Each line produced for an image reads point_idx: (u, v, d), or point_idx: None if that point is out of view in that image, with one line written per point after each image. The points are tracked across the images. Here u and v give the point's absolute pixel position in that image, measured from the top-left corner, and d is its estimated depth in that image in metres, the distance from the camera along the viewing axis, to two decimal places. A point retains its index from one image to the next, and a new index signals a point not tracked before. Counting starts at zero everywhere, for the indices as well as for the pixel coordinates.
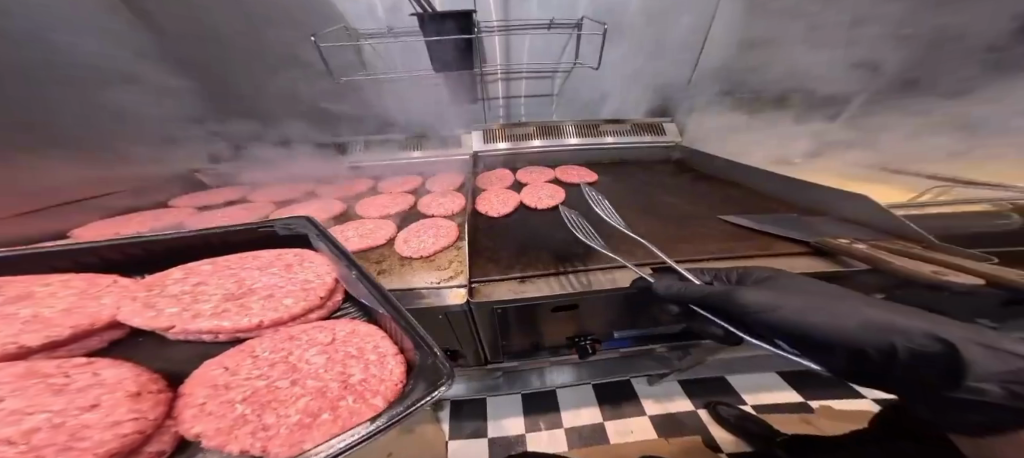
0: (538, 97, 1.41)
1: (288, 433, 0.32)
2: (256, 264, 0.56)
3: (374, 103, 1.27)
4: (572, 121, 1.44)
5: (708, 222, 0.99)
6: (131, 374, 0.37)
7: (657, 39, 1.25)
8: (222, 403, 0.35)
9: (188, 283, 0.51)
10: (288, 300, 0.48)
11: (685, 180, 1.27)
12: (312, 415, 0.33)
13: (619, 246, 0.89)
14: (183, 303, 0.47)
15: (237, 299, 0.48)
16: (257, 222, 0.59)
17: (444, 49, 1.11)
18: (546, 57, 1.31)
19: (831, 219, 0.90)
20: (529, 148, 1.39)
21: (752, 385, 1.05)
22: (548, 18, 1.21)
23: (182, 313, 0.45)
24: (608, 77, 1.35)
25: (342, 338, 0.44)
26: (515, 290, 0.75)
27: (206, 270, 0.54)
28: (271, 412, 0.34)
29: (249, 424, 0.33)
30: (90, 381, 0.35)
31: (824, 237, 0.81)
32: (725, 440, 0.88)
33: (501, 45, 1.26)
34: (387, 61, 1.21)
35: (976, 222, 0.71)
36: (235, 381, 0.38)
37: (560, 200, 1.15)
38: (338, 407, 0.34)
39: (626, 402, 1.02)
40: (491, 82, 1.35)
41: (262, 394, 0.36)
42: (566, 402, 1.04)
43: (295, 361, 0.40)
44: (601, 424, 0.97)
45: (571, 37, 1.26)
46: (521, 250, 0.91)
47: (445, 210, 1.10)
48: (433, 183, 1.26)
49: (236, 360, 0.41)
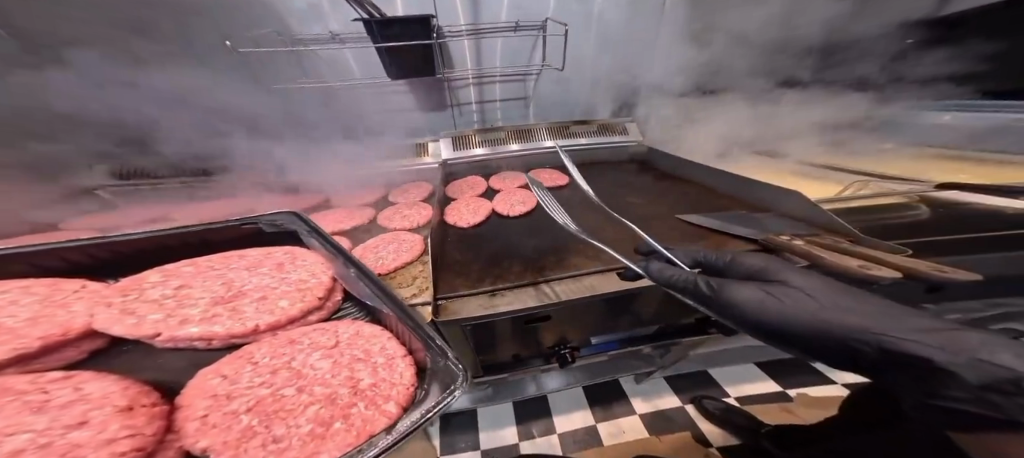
0: (510, 102, 1.44)
1: (301, 445, 0.30)
2: (244, 264, 0.53)
3: (330, 107, 1.25)
4: (545, 123, 1.45)
5: (667, 221, 1.04)
6: (121, 387, 0.34)
7: (614, 43, 1.35)
8: (225, 414, 0.32)
9: (168, 287, 0.47)
10: (286, 302, 0.46)
11: (650, 179, 1.31)
12: (324, 424, 0.31)
13: (581, 251, 0.94)
14: (168, 309, 0.43)
15: (228, 303, 0.45)
16: (241, 218, 0.56)
17: (405, 55, 1.12)
18: (517, 59, 1.33)
19: (775, 215, 0.99)
20: (505, 152, 1.40)
21: (729, 377, 1.05)
22: (514, 21, 1.25)
23: (167, 319, 0.42)
24: (571, 79, 1.40)
25: (346, 341, 0.42)
26: (487, 306, 0.74)
27: (188, 272, 0.50)
28: (280, 423, 0.32)
29: (257, 437, 0.30)
30: (75, 396, 0.32)
31: (770, 234, 0.85)
32: (713, 433, 0.88)
33: (473, 49, 1.28)
34: (344, 70, 1.23)
35: (890, 217, 0.87)
36: (236, 391, 0.35)
37: (532, 208, 1.17)
38: (350, 415, 0.32)
39: (615, 402, 1.02)
40: (462, 87, 1.36)
41: (268, 404, 0.34)
42: (557, 407, 1.04)
43: (299, 367, 0.38)
44: (594, 426, 0.97)
45: (537, 38, 1.30)
46: (493, 262, 0.94)
47: (409, 222, 1.08)
48: (398, 195, 1.25)
49: (234, 367, 0.38)
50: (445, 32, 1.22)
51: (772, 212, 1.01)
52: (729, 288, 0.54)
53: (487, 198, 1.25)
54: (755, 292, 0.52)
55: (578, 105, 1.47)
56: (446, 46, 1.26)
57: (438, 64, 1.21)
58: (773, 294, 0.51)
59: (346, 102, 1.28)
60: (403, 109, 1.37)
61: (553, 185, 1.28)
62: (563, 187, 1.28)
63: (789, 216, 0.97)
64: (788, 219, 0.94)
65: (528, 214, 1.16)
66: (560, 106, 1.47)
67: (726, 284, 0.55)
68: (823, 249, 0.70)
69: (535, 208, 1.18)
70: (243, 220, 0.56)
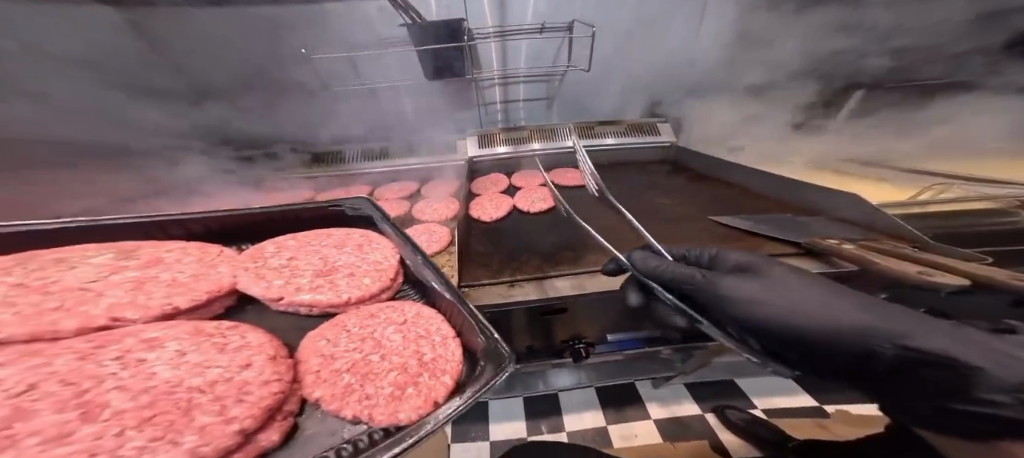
0: (534, 102, 1.44)
1: (385, 403, 0.34)
2: (332, 242, 0.57)
3: (368, 110, 1.35)
4: (568, 124, 1.48)
5: (699, 223, 1.04)
6: (268, 338, 0.41)
7: (648, 43, 1.31)
8: (331, 371, 0.39)
9: (284, 257, 0.53)
10: (369, 279, 0.50)
11: (681, 181, 1.28)
12: (400, 388, 0.36)
13: (591, 242, 0.99)
14: (286, 276, 0.50)
15: (327, 276, 0.50)
16: (327, 200, 0.59)
17: (440, 57, 1.18)
18: (542, 61, 1.34)
19: (825, 219, 0.94)
20: (528, 150, 1.43)
21: (758, 388, 1.05)
22: (540, 23, 1.26)
23: (287, 285, 0.48)
24: (599, 80, 1.39)
25: (412, 319, 0.46)
26: (505, 294, 0.79)
27: (293, 245, 0.56)
28: (370, 383, 0.37)
29: (355, 393, 0.36)
30: (241, 341, 0.40)
31: (814, 237, 0.83)
32: (731, 442, 0.82)
33: (499, 51, 1.31)
34: (384, 71, 1.28)
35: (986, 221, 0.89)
36: (337, 353, 0.41)
37: (552, 205, 1.19)
38: (419, 382, 0.36)
39: (628, 407, 1.03)
40: (487, 87, 1.39)
41: (360, 366, 0.39)
42: (569, 405, 1.06)
43: (379, 338, 0.43)
44: (605, 428, 0.98)
45: (564, 40, 1.30)
46: (511, 256, 0.97)
47: (439, 216, 1.15)
48: (428, 189, 1.30)
49: (333, 332, 0.44)
50: (475, 35, 1.26)
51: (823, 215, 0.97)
52: (724, 280, 0.53)
53: (508, 195, 1.28)
54: (756, 285, 0.50)
55: (606, 104, 1.45)
56: (474, 49, 1.29)
57: (469, 66, 1.25)
58: (771, 293, 0.48)
59: (387, 102, 1.35)
60: (430, 108, 1.39)
61: (575, 185, 1.30)
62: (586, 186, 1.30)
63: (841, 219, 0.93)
64: (837, 226, 0.88)
65: (548, 211, 1.18)
66: (583, 108, 1.46)
67: (721, 278, 0.53)
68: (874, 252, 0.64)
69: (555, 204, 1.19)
70: (329, 202, 0.59)
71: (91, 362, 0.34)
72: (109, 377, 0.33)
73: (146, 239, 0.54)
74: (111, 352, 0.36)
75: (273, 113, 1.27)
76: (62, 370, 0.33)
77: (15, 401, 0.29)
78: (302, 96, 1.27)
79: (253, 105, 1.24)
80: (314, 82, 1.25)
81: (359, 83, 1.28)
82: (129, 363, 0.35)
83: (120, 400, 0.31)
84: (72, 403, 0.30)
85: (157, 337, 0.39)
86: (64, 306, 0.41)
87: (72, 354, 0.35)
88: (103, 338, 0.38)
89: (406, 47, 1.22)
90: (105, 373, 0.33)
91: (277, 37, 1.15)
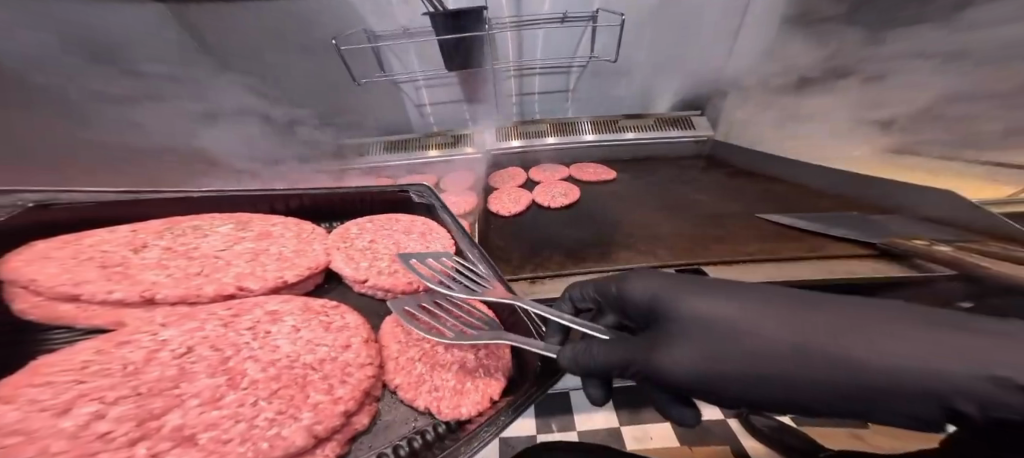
0: (552, 94, 1.40)
1: (450, 396, 0.43)
2: (400, 227, 0.70)
3: (388, 102, 1.36)
4: (589, 117, 1.45)
5: (729, 223, 1.03)
6: (362, 321, 0.53)
7: (680, 31, 1.24)
8: (406, 360, 0.48)
9: (366, 239, 0.66)
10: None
11: (717, 176, 1.26)
12: (462, 382, 0.44)
13: (624, 235, 1.01)
14: (369, 258, 0.62)
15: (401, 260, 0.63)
16: (398, 186, 0.72)
17: (461, 49, 1.16)
18: (562, 52, 1.30)
19: (911, 218, 0.99)
20: (542, 145, 1.40)
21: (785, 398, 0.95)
22: (561, 12, 1.20)
23: (370, 268, 0.61)
24: (626, 71, 1.33)
25: None
26: (527, 290, 0.82)
27: (371, 227, 0.69)
28: (437, 374, 0.46)
29: (425, 383, 0.45)
30: (342, 322, 0.52)
31: (895, 237, 0.86)
32: (757, 449, 0.78)
33: (515, 41, 1.26)
34: (405, 64, 1.28)
35: None
36: (411, 341, 0.51)
37: (574, 201, 1.16)
38: (476, 377, 0.45)
39: (644, 408, 0.91)
40: (504, 79, 1.36)
41: (429, 356, 0.49)
42: (579, 403, 0.95)
43: None
44: (618, 429, 0.87)
45: (586, 29, 1.25)
46: (533, 252, 0.97)
47: (457, 209, 1.13)
48: (446, 183, 1.29)
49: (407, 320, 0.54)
50: (492, 24, 1.21)
51: (903, 214, 1.02)
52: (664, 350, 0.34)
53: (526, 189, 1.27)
54: (710, 346, 0.31)
55: (636, 94, 1.38)
56: (491, 38, 1.25)
57: (485, 57, 1.22)
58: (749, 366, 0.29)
59: (408, 95, 1.36)
60: (448, 99, 1.39)
61: (601, 179, 1.27)
62: (611, 181, 1.27)
63: (927, 217, 1.00)
64: (924, 225, 0.93)
65: (568, 208, 1.15)
66: (608, 99, 1.40)
67: (656, 345, 0.35)
68: (977, 255, 0.74)
69: (575, 200, 1.17)
70: (399, 188, 0.73)
71: (231, 331, 0.48)
72: (244, 347, 0.46)
73: (257, 211, 0.71)
74: (245, 323, 0.49)
75: (298, 96, 1.28)
76: (211, 336, 0.47)
77: (181, 363, 0.43)
78: (324, 90, 1.29)
79: (296, 89, 1.27)
80: (336, 77, 1.26)
81: (378, 76, 1.28)
82: (258, 335, 0.48)
83: (253, 370, 0.43)
84: (218, 370, 0.42)
85: (277, 311, 0.52)
86: (204, 272, 0.56)
87: (217, 321, 0.49)
88: (237, 307, 0.52)
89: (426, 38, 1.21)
90: (240, 343, 0.46)
91: (307, 24, 1.16)
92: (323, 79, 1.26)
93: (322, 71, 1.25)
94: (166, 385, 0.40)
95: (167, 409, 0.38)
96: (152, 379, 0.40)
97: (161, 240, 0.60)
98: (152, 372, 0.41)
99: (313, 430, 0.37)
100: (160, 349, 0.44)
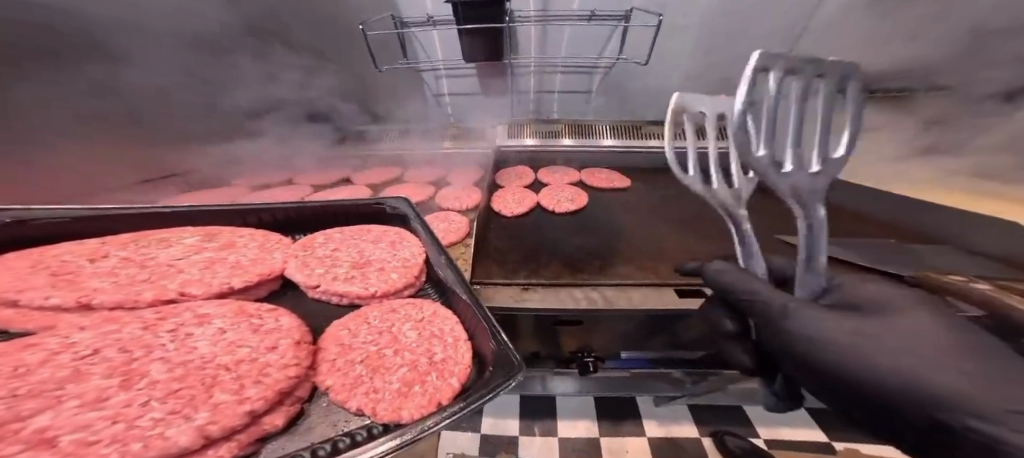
0: (573, 93, 1.40)
1: (391, 398, 0.39)
2: (369, 238, 0.67)
3: (408, 89, 1.37)
4: (608, 122, 1.44)
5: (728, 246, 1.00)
6: (297, 324, 0.49)
7: (709, 39, 1.24)
8: (346, 362, 0.45)
9: (329, 247, 0.64)
10: (395, 275, 0.59)
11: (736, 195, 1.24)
12: (407, 386, 0.41)
13: (620, 249, 1.00)
14: (326, 265, 0.60)
15: (360, 267, 0.60)
16: (372, 198, 0.70)
17: (485, 37, 1.16)
18: (586, 51, 1.29)
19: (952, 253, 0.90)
20: (558, 146, 1.40)
21: (767, 418, 0.93)
22: (590, 10, 1.20)
23: (325, 273, 0.58)
24: (652, 73, 1.32)
25: (428, 318, 0.53)
26: (516, 298, 0.81)
27: (338, 237, 0.67)
28: (380, 377, 0.43)
29: (365, 384, 0.41)
30: (273, 325, 0.48)
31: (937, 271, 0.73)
32: None
33: (539, 34, 1.26)
34: (428, 50, 1.29)
35: None
36: (355, 344, 0.48)
37: (580, 204, 1.17)
38: (426, 381, 0.41)
39: (625, 420, 0.92)
40: (525, 75, 1.36)
41: (373, 359, 0.45)
42: (564, 411, 0.96)
43: (395, 333, 0.50)
44: (597, 438, 0.88)
45: (615, 29, 1.24)
46: (532, 256, 0.97)
47: (462, 204, 1.16)
48: (454, 176, 1.31)
49: (354, 324, 0.52)
50: (515, 16, 1.21)
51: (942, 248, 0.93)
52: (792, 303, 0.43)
53: (534, 189, 1.27)
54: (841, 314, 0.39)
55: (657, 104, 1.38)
56: (515, 31, 1.25)
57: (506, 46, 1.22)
58: None
59: (429, 85, 1.38)
60: (469, 91, 1.39)
61: (612, 187, 1.27)
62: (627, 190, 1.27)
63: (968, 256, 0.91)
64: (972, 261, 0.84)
65: (574, 211, 1.16)
66: (630, 104, 1.40)
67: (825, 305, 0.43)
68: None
69: (583, 204, 1.18)
70: (375, 200, 0.70)
71: (149, 334, 0.43)
72: (158, 348, 0.40)
73: (230, 225, 0.67)
74: (167, 325, 0.44)
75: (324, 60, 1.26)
76: (124, 339, 0.42)
77: (78, 364, 0.37)
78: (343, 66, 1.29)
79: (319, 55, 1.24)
80: (359, 57, 1.28)
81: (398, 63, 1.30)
82: (177, 337, 0.43)
83: (157, 371, 0.37)
84: (116, 371, 0.37)
85: (207, 315, 0.47)
86: (150, 279, 0.52)
87: (138, 324, 0.44)
88: (167, 311, 0.47)
89: (449, 26, 1.21)
90: (155, 344, 0.41)
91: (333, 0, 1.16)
92: (355, 51, 1.27)
93: (343, 52, 1.26)
94: (49, 386, 0.34)
95: (39, 411, 0.31)
96: (37, 381, 0.35)
97: (123, 250, 0.57)
98: (41, 374, 0.36)
99: (205, 430, 0.30)
100: (61, 351, 0.39)
